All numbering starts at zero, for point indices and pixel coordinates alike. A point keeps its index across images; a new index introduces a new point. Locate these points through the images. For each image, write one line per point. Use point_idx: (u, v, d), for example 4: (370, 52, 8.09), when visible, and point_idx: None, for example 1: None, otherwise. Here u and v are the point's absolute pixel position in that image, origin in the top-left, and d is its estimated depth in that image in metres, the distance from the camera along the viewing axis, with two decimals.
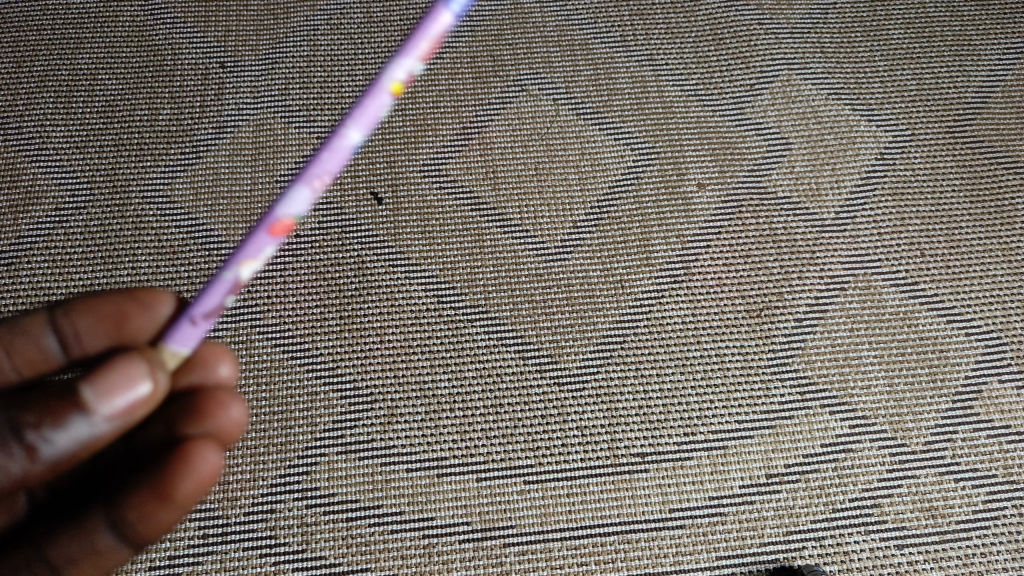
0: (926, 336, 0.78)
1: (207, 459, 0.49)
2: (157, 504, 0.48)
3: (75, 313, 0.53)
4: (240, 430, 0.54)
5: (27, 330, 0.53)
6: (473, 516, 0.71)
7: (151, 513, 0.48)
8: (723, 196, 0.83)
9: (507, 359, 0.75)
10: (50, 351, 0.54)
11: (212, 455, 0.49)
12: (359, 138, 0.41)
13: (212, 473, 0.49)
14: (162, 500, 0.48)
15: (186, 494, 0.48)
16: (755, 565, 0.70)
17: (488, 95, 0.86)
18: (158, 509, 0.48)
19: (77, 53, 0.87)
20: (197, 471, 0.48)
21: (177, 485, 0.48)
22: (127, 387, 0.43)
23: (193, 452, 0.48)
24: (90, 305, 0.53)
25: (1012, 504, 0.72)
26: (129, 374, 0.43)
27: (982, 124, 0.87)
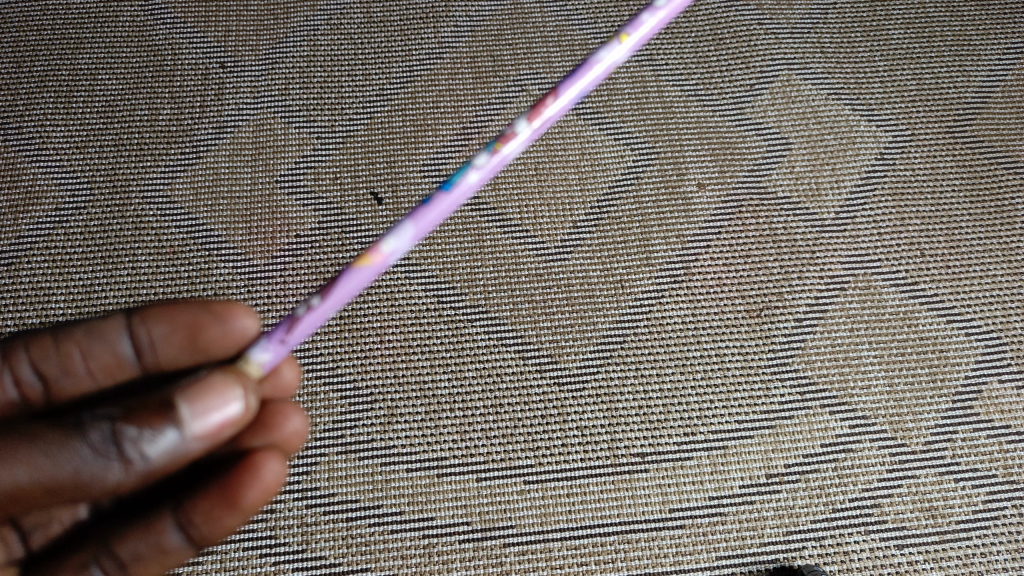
0: (926, 336, 0.78)
1: (272, 470, 0.51)
2: (222, 509, 0.50)
3: (148, 319, 0.55)
4: (299, 443, 0.58)
5: (100, 335, 0.54)
6: (473, 516, 0.70)
7: (215, 519, 0.50)
8: (723, 196, 0.83)
9: (508, 359, 0.75)
10: (122, 358, 0.55)
11: (276, 466, 0.51)
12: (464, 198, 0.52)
13: (275, 484, 0.51)
14: (229, 505, 0.50)
15: (252, 502, 0.50)
16: (755, 564, 0.70)
17: (488, 96, 0.86)
18: (223, 515, 0.50)
19: (77, 52, 0.87)
20: (263, 481, 0.50)
21: (244, 492, 0.50)
22: (221, 406, 0.45)
23: (259, 462, 0.50)
24: (165, 313, 0.55)
25: (1012, 504, 0.72)
26: (223, 392, 0.46)
27: (982, 124, 0.87)
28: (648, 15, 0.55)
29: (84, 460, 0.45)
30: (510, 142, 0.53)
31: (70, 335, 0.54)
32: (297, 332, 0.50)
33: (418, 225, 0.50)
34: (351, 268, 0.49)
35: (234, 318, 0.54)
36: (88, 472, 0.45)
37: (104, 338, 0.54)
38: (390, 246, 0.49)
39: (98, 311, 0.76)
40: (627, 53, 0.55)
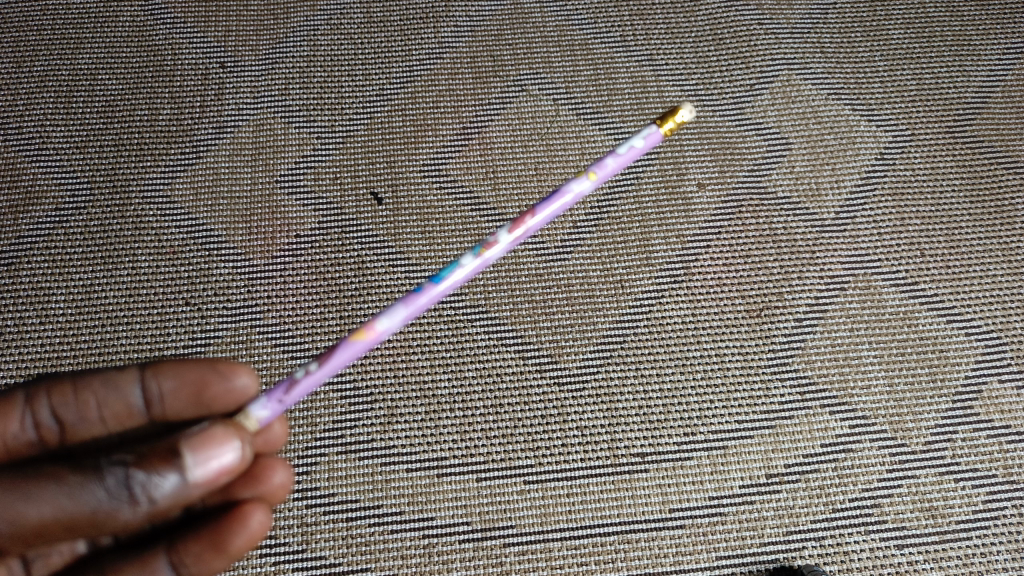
0: (925, 336, 0.78)
1: (259, 519, 0.53)
2: (212, 553, 0.52)
3: (159, 372, 0.55)
4: (283, 494, 0.59)
5: (113, 385, 0.55)
6: (473, 517, 0.71)
7: (203, 561, 0.52)
8: (723, 196, 0.83)
9: (508, 359, 0.75)
10: (133, 409, 0.55)
11: (262, 516, 0.53)
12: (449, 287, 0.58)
13: (260, 532, 0.53)
14: (217, 549, 0.52)
15: (239, 547, 0.52)
16: (755, 565, 0.70)
17: (489, 96, 0.86)
18: (210, 559, 0.52)
19: (77, 53, 0.87)
20: (250, 528, 0.52)
21: (232, 538, 0.52)
22: (222, 453, 0.46)
23: (247, 511, 0.52)
24: (174, 366, 0.55)
25: (1012, 504, 0.72)
26: (224, 440, 0.47)
27: (982, 124, 0.87)
28: (610, 158, 0.62)
29: (96, 501, 0.45)
30: (492, 248, 0.59)
31: (84, 385, 0.54)
32: (296, 392, 0.53)
33: (409, 308, 0.55)
34: (347, 341, 0.53)
35: (238, 376, 0.56)
36: (99, 512, 0.45)
37: (116, 389, 0.55)
38: (384, 324, 0.54)
39: (97, 311, 0.76)
40: (592, 187, 0.62)
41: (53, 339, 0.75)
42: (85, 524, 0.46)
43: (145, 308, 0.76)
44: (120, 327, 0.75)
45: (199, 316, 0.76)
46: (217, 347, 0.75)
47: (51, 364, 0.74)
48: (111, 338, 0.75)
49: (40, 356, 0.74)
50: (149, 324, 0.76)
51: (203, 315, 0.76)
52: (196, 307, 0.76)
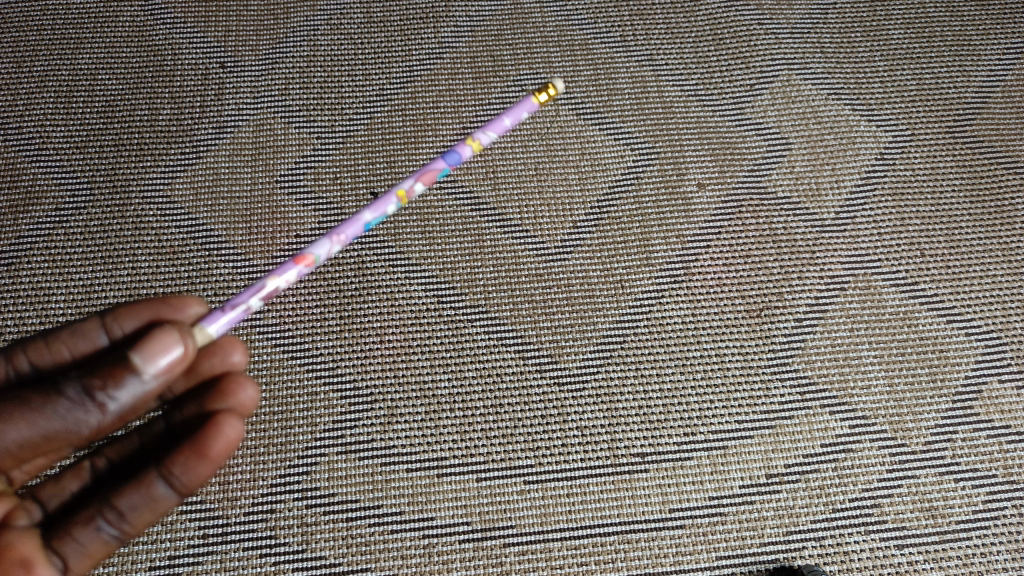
0: (925, 336, 0.78)
1: (234, 426, 0.54)
2: (193, 459, 0.53)
3: (121, 317, 0.57)
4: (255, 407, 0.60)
5: (82, 335, 0.57)
6: (473, 517, 0.71)
7: (189, 469, 0.52)
8: (723, 196, 0.83)
9: (508, 359, 0.75)
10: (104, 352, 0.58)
11: (237, 424, 0.55)
12: (369, 216, 0.64)
13: (236, 440, 0.55)
14: (199, 456, 0.53)
15: (218, 453, 0.54)
16: (755, 565, 0.70)
17: (489, 96, 0.86)
18: (194, 468, 0.53)
19: (77, 52, 0.87)
20: (226, 435, 0.54)
21: (211, 443, 0.53)
22: (168, 350, 0.49)
23: (218, 419, 0.53)
24: (134, 308, 0.58)
25: (1012, 504, 0.72)
26: (166, 338, 0.50)
27: (982, 124, 0.87)
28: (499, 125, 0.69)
29: (63, 413, 0.50)
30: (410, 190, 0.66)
31: (55, 338, 0.57)
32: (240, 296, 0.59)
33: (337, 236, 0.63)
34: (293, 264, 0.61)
35: (190, 307, 0.59)
36: (69, 424, 0.50)
37: (84, 337, 0.57)
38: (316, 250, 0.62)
39: (97, 311, 0.76)
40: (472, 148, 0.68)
41: None
42: (63, 433, 0.50)
43: None
44: None
45: None
46: None
47: None
48: None
49: None
50: None
51: None
52: None
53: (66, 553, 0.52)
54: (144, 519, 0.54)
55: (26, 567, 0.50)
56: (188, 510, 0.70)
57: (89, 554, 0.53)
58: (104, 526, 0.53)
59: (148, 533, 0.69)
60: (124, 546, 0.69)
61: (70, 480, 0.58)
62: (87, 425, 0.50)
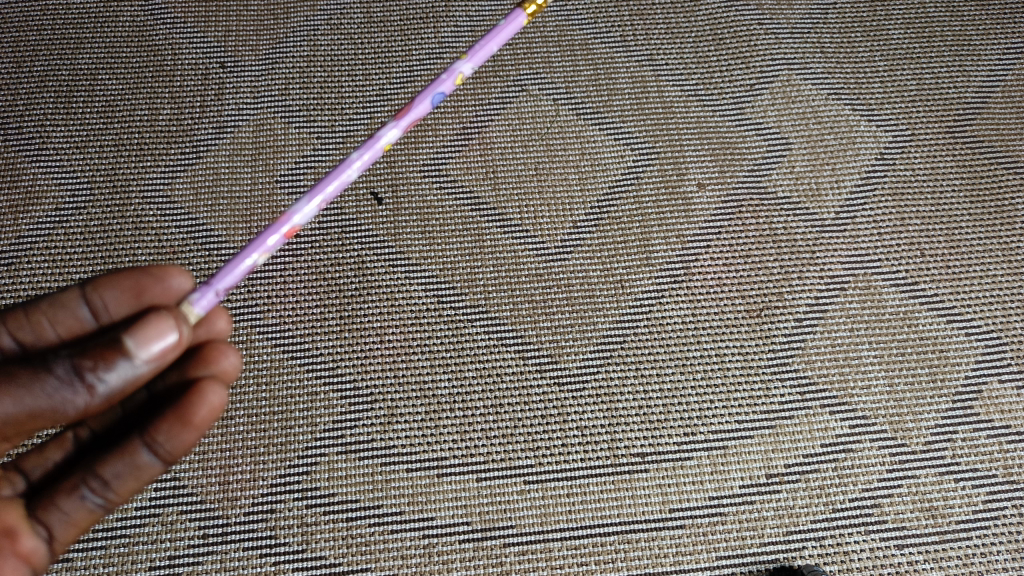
0: (925, 336, 0.78)
1: (218, 394, 0.53)
2: (177, 428, 0.51)
3: (101, 288, 0.55)
4: (238, 374, 0.59)
5: (61, 306, 0.55)
6: (473, 516, 0.71)
7: (173, 437, 0.51)
8: (723, 196, 0.83)
9: (508, 359, 0.75)
10: (86, 324, 0.56)
11: (220, 390, 0.53)
12: (355, 173, 0.59)
13: (221, 407, 0.53)
14: (183, 423, 0.51)
15: (202, 420, 0.52)
16: (755, 564, 0.70)
17: (488, 95, 0.86)
18: (179, 435, 0.51)
19: (77, 52, 0.87)
20: (209, 401, 0.52)
21: (194, 411, 0.51)
22: (163, 336, 0.48)
23: (202, 385, 0.52)
24: (114, 279, 0.55)
25: (1012, 504, 0.72)
26: (161, 324, 0.48)
27: (981, 124, 0.87)
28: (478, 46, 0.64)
29: (51, 391, 0.48)
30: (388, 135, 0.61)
31: (33, 309, 0.55)
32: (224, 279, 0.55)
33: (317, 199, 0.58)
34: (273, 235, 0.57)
35: (173, 278, 0.57)
36: (56, 402, 0.48)
37: (65, 308, 0.55)
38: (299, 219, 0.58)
39: None
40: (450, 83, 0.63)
41: None
42: (49, 411, 0.49)
43: None
44: None
45: None
46: None
47: None
48: None
49: None
50: None
51: None
52: None
53: (50, 522, 0.51)
54: (129, 488, 0.52)
55: (10, 536, 0.50)
56: (189, 510, 0.70)
57: (73, 522, 0.52)
58: (88, 494, 0.52)
59: (148, 533, 0.69)
60: (125, 546, 0.69)
61: (53, 450, 0.58)
62: (74, 405, 0.48)
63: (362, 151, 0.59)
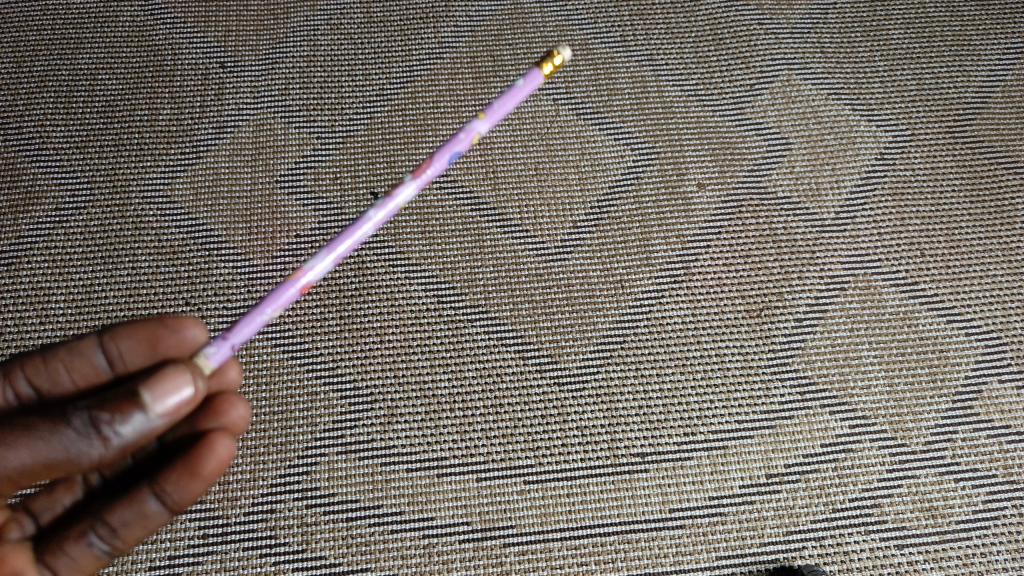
0: (926, 336, 0.78)
1: (225, 446, 0.52)
2: (186, 479, 0.51)
3: (118, 336, 0.54)
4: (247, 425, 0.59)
5: (77, 353, 0.54)
6: (473, 516, 0.71)
7: (182, 487, 0.51)
8: (723, 196, 0.83)
9: (508, 359, 0.75)
10: (101, 372, 0.55)
11: (228, 441, 0.53)
12: (373, 224, 0.57)
13: (228, 458, 0.53)
14: (192, 475, 0.51)
15: (210, 471, 0.52)
16: (755, 565, 0.70)
17: (488, 95, 0.86)
18: (187, 485, 0.51)
19: (77, 52, 0.87)
20: (217, 454, 0.52)
21: (203, 462, 0.51)
22: (179, 390, 0.47)
23: (211, 437, 0.52)
24: (131, 327, 0.54)
25: (1012, 504, 0.72)
26: (177, 377, 0.47)
27: (981, 124, 0.87)
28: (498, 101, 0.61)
29: (67, 443, 0.47)
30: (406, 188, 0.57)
31: (51, 355, 0.54)
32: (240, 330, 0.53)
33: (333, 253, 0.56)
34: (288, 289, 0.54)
35: (188, 329, 0.55)
36: (72, 453, 0.47)
37: (80, 356, 0.54)
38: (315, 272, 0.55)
39: (97, 311, 0.76)
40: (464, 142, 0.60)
41: (54, 339, 0.75)
42: (64, 463, 0.47)
43: (145, 308, 0.76)
44: None
45: (199, 315, 0.76)
46: None
47: None
48: None
49: None
50: None
51: (202, 315, 0.76)
52: (196, 306, 0.76)
53: (57, 566, 0.51)
54: (136, 534, 0.52)
55: None
56: (188, 510, 0.70)
57: (80, 566, 0.52)
58: (96, 540, 0.52)
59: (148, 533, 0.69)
60: None
61: (63, 493, 0.57)
62: (89, 458, 0.47)
63: (380, 207, 0.56)
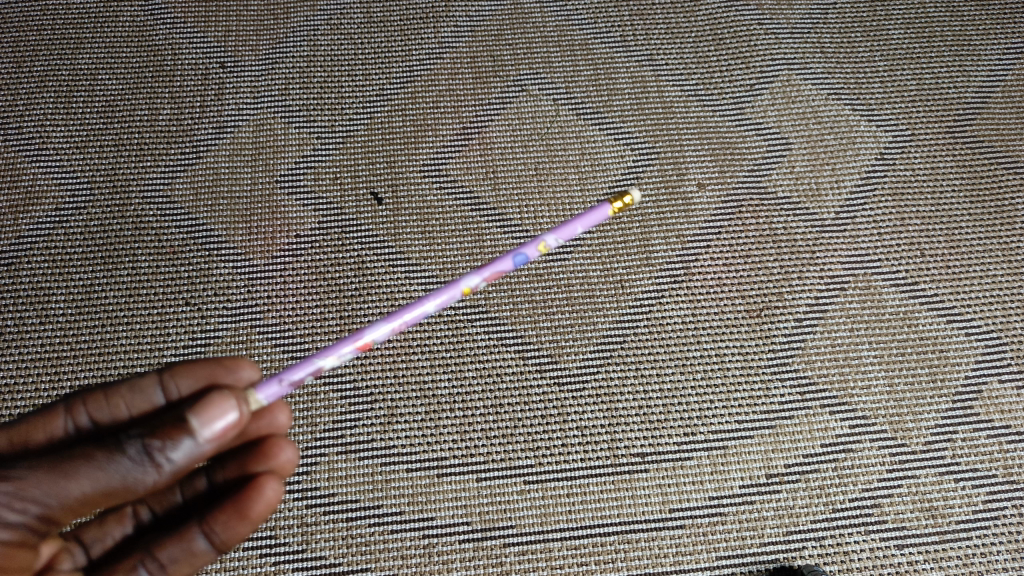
0: (926, 336, 0.78)
1: (273, 490, 0.54)
2: (234, 520, 0.53)
3: (178, 375, 0.55)
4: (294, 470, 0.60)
5: (138, 390, 0.55)
6: (473, 517, 0.71)
7: (230, 527, 0.53)
8: (723, 196, 0.83)
9: (508, 359, 0.75)
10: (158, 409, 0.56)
11: (277, 484, 0.54)
12: (433, 307, 0.59)
13: (276, 501, 0.55)
14: (240, 516, 0.53)
15: (257, 513, 0.53)
16: (755, 565, 0.70)
17: (488, 96, 0.86)
18: (235, 527, 0.53)
19: (76, 52, 0.87)
20: (264, 497, 0.53)
21: (250, 505, 0.53)
22: (225, 414, 0.48)
23: (260, 480, 0.53)
24: (191, 367, 0.55)
25: (1012, 504, 0.72)
26: (223, 403, 0.48)
27: (981, 124, 0.87)
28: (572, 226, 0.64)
29: (123, 471, 0.47)
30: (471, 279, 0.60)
31: (113, 391, 0.55)
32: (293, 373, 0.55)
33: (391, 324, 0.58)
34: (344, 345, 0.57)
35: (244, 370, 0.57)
36: (128, 480, 0.47)
37: (140, 393, 0.55)
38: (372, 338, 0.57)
39: (97, 311, 0.76)
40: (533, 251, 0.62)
41: (53, 339, 0.75)
42: (121, 490, 0.48)
43: (145, 308, 0.76)
44: (120, 327, 0.75)
45: (199, 316, 0.76)
46: (217, 347, 0.75)
47: (52, 364, 0.74)
48: (111, 338, 0.75)
49: (40, 356, 0.75)
50: (149, 323, 0.76)
51: (203, 315, 0.76)
52: (196, 307, 0.76)
53: None
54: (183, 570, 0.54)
55: None
56: None
57: None
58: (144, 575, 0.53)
59: None
60: None
61: (114, 524, 0.58)
62: (144, 485, 0.48)
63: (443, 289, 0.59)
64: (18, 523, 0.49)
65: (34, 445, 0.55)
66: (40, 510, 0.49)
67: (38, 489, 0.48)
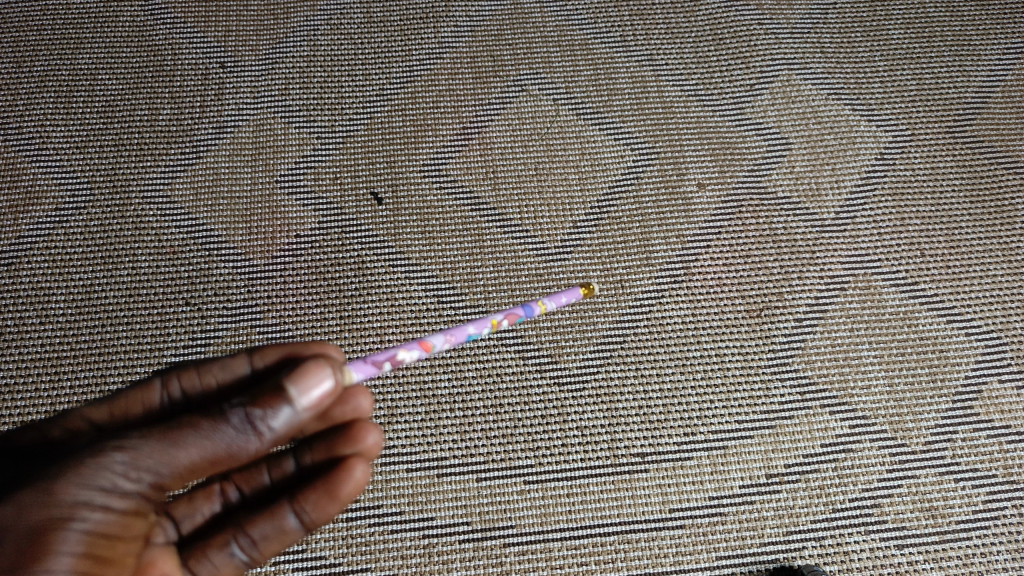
0: (925, 336, 0.78)
1: (361, 471, 0.53)
2: (323, 499, 0.52)
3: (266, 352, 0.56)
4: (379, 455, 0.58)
5: (229, 368, 0.55)
6: (473, 517, 0.71)
7: (320, 507, 0.52)
8: (723, 196, 0.83)
9: (507, 359, 0.75)
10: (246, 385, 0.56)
11: (364, 466, 0.53)
12: (474, 331, 0.65)
13: (364, 482, 0.53)
14: (330, 495, 0.52)
15: (347, 494, 0.53)
16: (755, 565, 0.70)
17: (489, 96, 0.86)
18: (325, 507, 0.52)
19: (77, 52, 0.87)
20: (353, 477, 0.52)
21: (340, 486, 0.52)
22: (320, 383, 0.48)
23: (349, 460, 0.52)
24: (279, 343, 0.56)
25: (1012, 504, 0.72)
26: (318, 371, 0.49)
27: (982, 124, 0.87)
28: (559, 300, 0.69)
29: (227, 438, 0.48)
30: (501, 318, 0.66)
31: (206, 367, 0.56)
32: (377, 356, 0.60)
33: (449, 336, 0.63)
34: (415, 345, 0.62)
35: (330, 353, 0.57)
36: (233, 448, 0.48)
37: (231, 370, 0.55)
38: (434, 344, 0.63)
39: (97, 311, 0.76)
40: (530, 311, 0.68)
41: (53, 339, 0.75)
42: (226, 457, 0.49)
43: (145, 308, 0.76)
44: (120, 327, 0.75)
45: (199, 316, 0.76)
46: (217, 347, 0.75)
47: (52, 364, 0.74)
48: (111, 338, 0.75)
49: (40, 356, 0.74)
50: (149, 323, 0.76)
51: (203, 316, 0.76)
52: (196, 307, 0.76)
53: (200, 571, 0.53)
54: (272, 547, 0.54)
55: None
56: None
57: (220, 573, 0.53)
58: (236, 549, 0.53)
59: None
60: None
61: (202, 501, 0.56)
62: (247, 451, 0.48)
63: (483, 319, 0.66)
64: (130, 492, 0.48)
65: (132, 419, 0.55)
66: (152, 480, 0.49)
67: (150, 458, 0.48)
